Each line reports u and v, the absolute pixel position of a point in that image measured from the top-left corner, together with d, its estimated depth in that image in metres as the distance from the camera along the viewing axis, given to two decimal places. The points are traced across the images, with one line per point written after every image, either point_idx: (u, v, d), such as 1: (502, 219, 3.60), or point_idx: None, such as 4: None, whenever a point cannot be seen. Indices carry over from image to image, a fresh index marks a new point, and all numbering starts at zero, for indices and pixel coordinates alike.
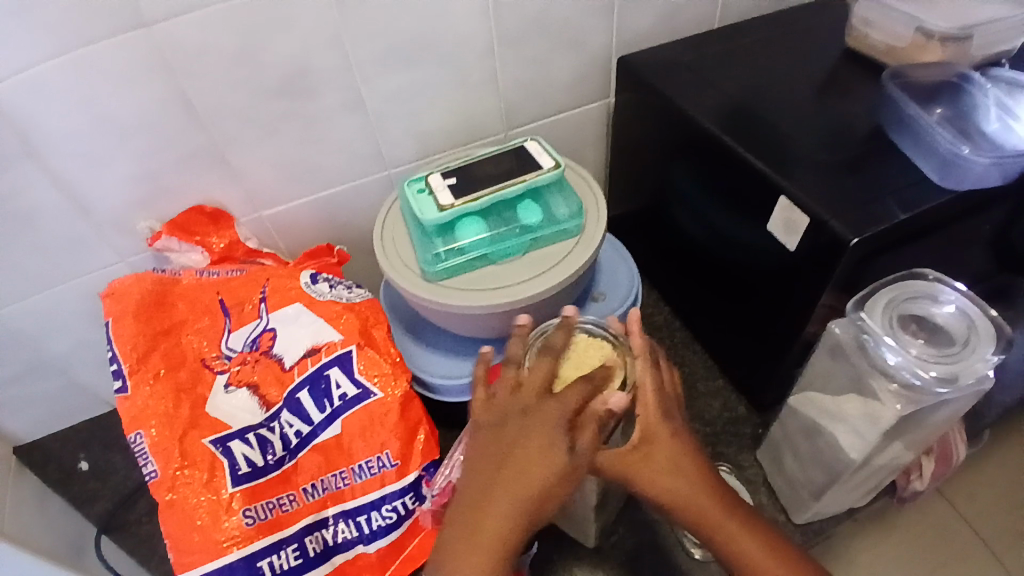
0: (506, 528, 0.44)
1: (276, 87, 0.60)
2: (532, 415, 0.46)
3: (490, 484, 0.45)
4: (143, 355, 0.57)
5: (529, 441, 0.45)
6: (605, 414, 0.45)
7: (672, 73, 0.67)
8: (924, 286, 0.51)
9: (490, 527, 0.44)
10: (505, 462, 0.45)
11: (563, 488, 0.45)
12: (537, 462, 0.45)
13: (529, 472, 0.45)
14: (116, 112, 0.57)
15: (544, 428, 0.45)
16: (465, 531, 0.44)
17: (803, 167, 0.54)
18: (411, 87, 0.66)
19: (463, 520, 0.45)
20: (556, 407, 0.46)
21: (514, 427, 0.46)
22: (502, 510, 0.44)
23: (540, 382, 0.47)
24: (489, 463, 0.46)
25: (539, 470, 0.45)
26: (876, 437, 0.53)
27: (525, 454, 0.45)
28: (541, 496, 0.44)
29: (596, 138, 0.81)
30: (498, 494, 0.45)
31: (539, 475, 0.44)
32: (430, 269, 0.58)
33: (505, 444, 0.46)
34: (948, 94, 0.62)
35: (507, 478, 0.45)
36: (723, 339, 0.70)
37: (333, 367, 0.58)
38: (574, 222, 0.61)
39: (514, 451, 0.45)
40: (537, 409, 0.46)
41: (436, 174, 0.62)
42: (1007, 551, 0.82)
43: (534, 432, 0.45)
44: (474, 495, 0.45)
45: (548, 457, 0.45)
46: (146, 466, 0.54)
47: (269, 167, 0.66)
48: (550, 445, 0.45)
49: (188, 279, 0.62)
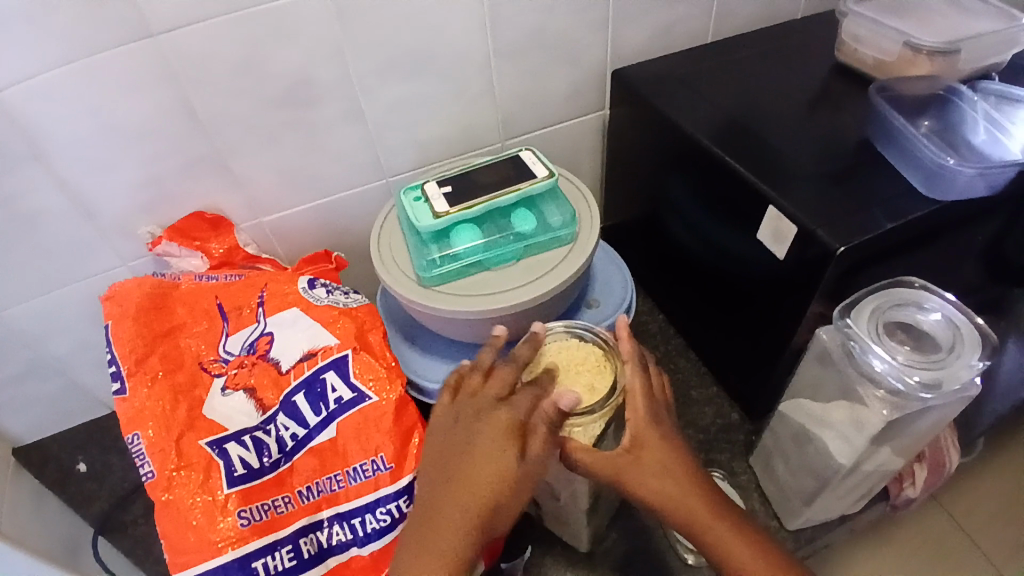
0: (459, 538, 0.44)
1: (278, 96, 0.61)
2: (483, 423, 0.47)
3: (442, 493, 0.45)
4: (142, 357, 0.58)
5: (479, 448, 0.46)
6: (554, 414, 0.46)
7: (666, 86, 0.69)
8: (910, 293, 0.52)
9: (442, 536, 0.44)
10: (457, 470, 0.45)
11: (516, 497, 0.45)
12: (487, 470, 0.45)
13: (478, 480, 0.44)
14: (122, 119, 0.58)
15: (494, 432, 0.46)
16: (417, 541, 0.44)
17: (793, 177, 0.55)
18: (410, 97, 0.67)
19: (418, 528, 0.45)
20: (506, 414, 0.47)
21: (466, 436, 0.47)
22: (456, 520, 0.44)
23: (498, 389, 0.49)
24: (443, 470, 0.46)
25: (488, 475, 0.44)
26: (863, 443, 0.54)
27: (475, 460, 0.45)
28: (494, 503, 0.44)
29: (593, 148, 0.82)
30: (450, 503, 0.44)
31: (489, 483, 0.44)
32: (425, 275, 0.59)
33: (457, 451, 0.46)
34: (937, 107, 0.63)
35: (457, 487, 0.45)
36: (716, 347, 0.71)
37: (329, 371, 0.59)
38: (568, 230, 0.61)
39: (466, 457, 0.46)
40: (489, 417, 0.47)
41: (432, 182, 0.63)
42: (1003, 564, 0.82)
43: (484, 439, 0.46)
44: (428, 504, 0.45)
45: (497, 465, 0.45)
46: (143, 467, 0.55)
47: (270, 175, 0.67)
48: (501, 452, 0.45)
49: (187, 284, 0.63)
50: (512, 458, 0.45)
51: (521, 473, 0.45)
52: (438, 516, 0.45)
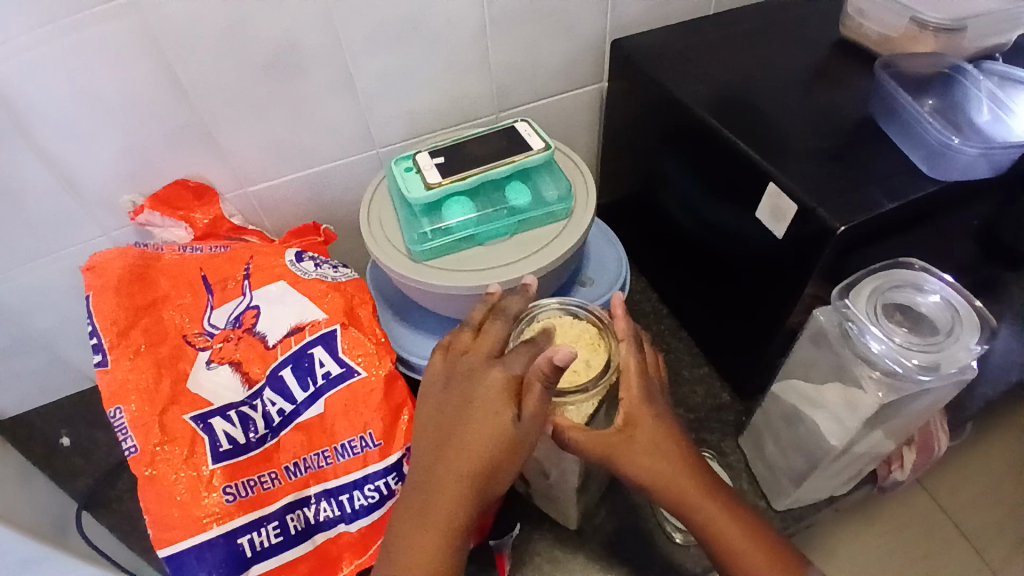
0: (452, 503, 0.42)
1: (264, 63, 0.59)
2: (476, 384, 0.44)
3: (436, 459, 0.43)
4: (124, 330, 0.56)
5: (471, 410, 0.43)
6: (548, 369, 0.43)
7: (665, 59, 0.67)
8: (909, 275, 0.51)
9: (440, 502, 0.43)
10: (449, 432, 0.44)
11: (511, 459, 0.43)
12: (480, 432, 0.43)
13: (469, 445, 0.43)
14: (103, 87, 0.55)
15: (488, 392, 0.44)
16: (416, 506, 0.43)
17: (795, 155, 0.54)
18: (401, 66, 0.65)
19: (416, 494, 0.44)
20: (500, 373, 0.44)
21: (459, 397, 0.44)
22: (448, 487, 0.43)
23: (490, 346, 0.46)
24: (437, 434, 0.44)
25: (484, 437, 0.42)
26: (855, 425, 0.54)
27: (470, 423, 0.43)
28: (488, 467, 0.42)
29: (589, 122, 0.80)
30: (443, 468, 0.43)
31: (483, 445, 0.43)
32: (416, 248, 0.58)
33: (448, 412, 0.44)
34: (940, 85, 0.61)
35: (453, 452, 0.43)
36: (709, 327, 0.70)
37: (317, 346, 0.58)
38: (563, 205, 0.60)
39: (461, 421, 0.43)
40: (481, 377, 0.44)
41: (424, 153, 0.61)
42: (984, 543, 0.83)
43: (477, 400, 0.44)
44: (423, 469, 0.44)
45: (494, 427, 0.43)
46: (125, 442, 0.53)
47: (256, 145, 0.65)
48: (494, 413, 0.43)
49: (170, 256, 0.61)
50: (508, 419, 0.43)
51: (518, 434, 0.43)
52: (431, 482, 0.43)
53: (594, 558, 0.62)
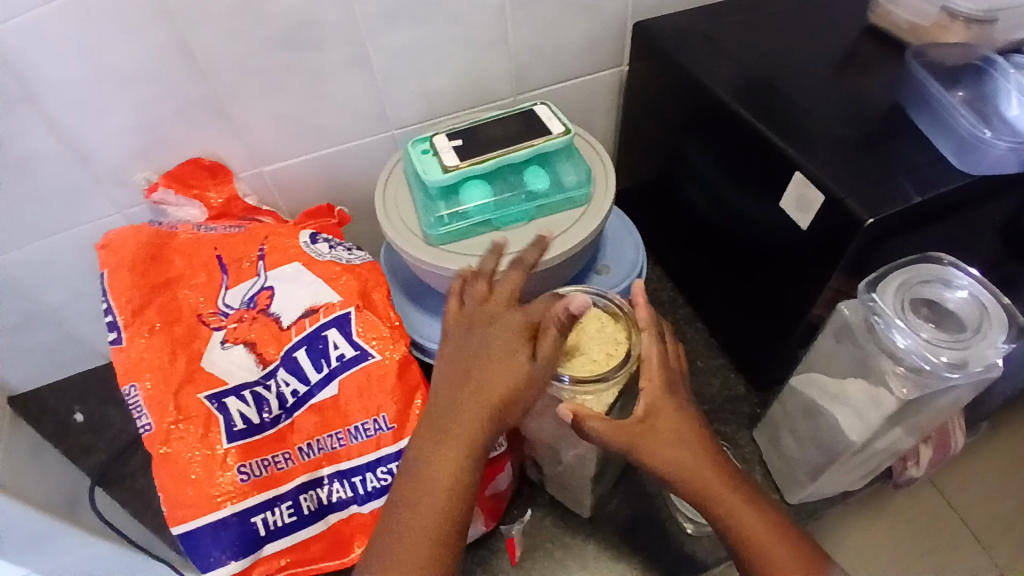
0: (470, 439, 0.43)
1: (279, 37, 0.58)
2: (497, 325, 0.45)
3: (454, 397, 0.44)
4: (139, 308, 0.56)
5: (492, 350, 0.44)
6: (564, 317, 0.46)
7: (688, 41, 0.65)
8: (937, 269, 0.50)
9: (456, 437, 0.43)
10: (468, 371, 0.44)
11: (527, 396, 0.44)
12: (499, 374, 0.43)
13: (489, 382, 0.43)
14: (117, 57, 0.55)
15: (509, 333, 0.45)
16: (429, 442, 0.43)
17: (822, 143, 0.52)
18: (419, 43, 0.63)
19: (432, 430, 0.43)
20: (519, 317, 0.46)
21: (476, 339, 0.45)
22: (468, 421, 0.43)
23: (508, 295, 0.47)
24: (455, 371, 0.44)
25: (504, 374, 0.43)
26: (876, 420, 0.53)
27: (489, 359, 0.44)
28: (506, 404, 0.43)
29: (608, 106, 0.79)
30: (462, 406, 0.43)
31: (502, 383, 0.43)
32: (432, 232, 0.57)
33: (466, 353, 0.45)
34: (970, 77, 0.59)
35: (472, 388, 0.43)
36: (727, 317, 0.70)
37: (332, 328, 0.57)
38: (582, 191, 0.59)
39: (480, 358, 0.44)
40: (499, 322, 0.45)
41: (441, 135, 0.60)
42: (993, 541, 0.82)
43: (497, 339, 0.44)
44: (438, 408, 0.44)
45: (512, 362, 0.44)
46: (140, 419, 0.54)
47: (270, 122, 0.64)
48: (514, 351, 0.44)
49: (184, 235, 0.61)
50: (528, 356, 0.44)
51: (533, 373, 0.44)
52: (449, 419, 0.43)
53: (605, 546, 0.62)
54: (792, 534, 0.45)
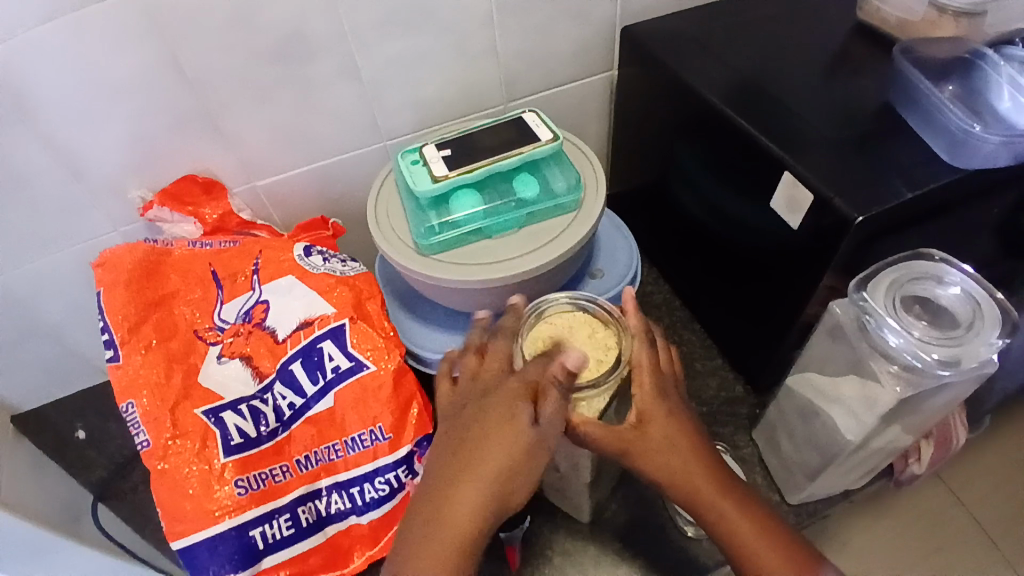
0: (464, 527, 0.41)
1: (269, 52, 0.58)
2: (490, 397, 0.44)
3: (448, 486, 0.42)
4: (135, 325, 0.56)
5: (485, 427, 0.43)
6: (562, 376, 0.44)
7: (677, 44, 0.65)
8: (929, 266, 0.50)
9: (455, 514, 0.41)
10: (461, 456, 0.43)
11: (529, 471, 0.43)
12: (499, 443, 0.42)
13: (483, 466, 0.42)
14: (108, 76, 0.55)
15: (506, 399, 0.43)
16: (427, 521, 0.42)
17: (810, 142, 0.52)
18: (408, 55, 0.64)
19: (429, 507, 0.42)
20: (515, 382, 0.44)
21: (470, 416, 0.44)
22: (464, 500, 0.41)
23: (500, 364, 0.46)
24: (452, 445, 0.43)
25: (503, 444, 0.42)
26: (872, 420, 0.52)
27: (487, 429, 0.43)
28: (503, 487, 0.42)
29: (599, 110, 0.79)
30: (457, 493, 0.42)
31: (497, 463, 0.42)
32: (423, 242, 0.57)
33: (460, 432, 0.44)
34: (960, 72, 0.59)
35: (470, 462, 0.42)
36: (723, 319, 0.69)
37: (326, 340, 0.58)
38: (572, 197, 0.59)
39: (477, 429, 0.43)
40: (495, 391, 0.44)
41: (431, 145, 0.60)
42: (1004, 537, 0.82)
43: (494, 406, 0.43)
44: (433, 494, 0.42)
45: (511, 430, 0.42)
46: (138, 436, 0.54)
47: (262, 137, 0.65)
48: (512, 418, 0.43)
49: (180, 251, 0.61)
50: (524, 429, 0.42)
51: (535, 439, 0.43)
52: (442, 509, 0.42)
53: (604, 551, 0.62)
54: (787, 539, 0.44)
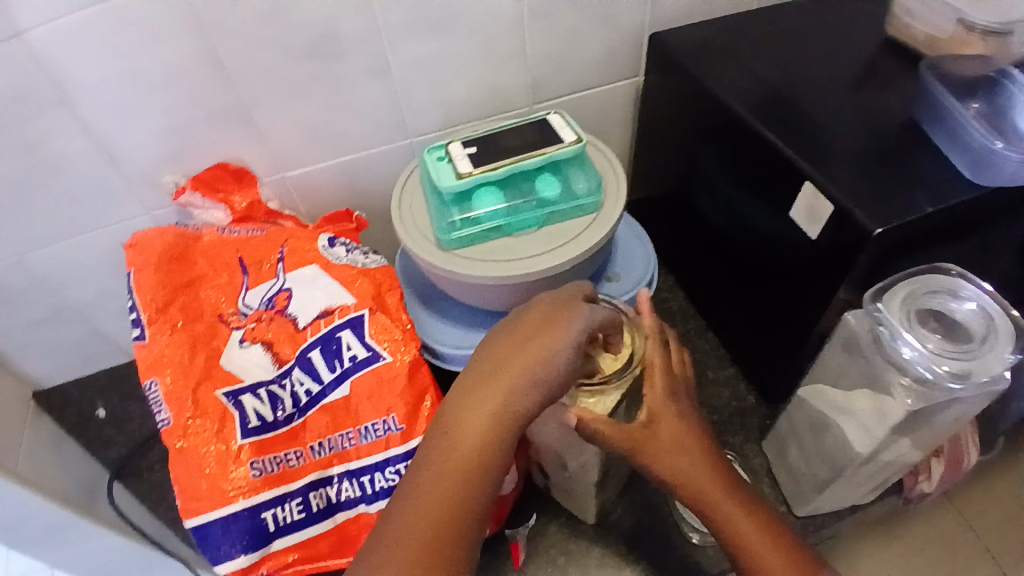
0: (474, 446, 0.41)
1: (303, 48, 0.60)
2: (523, 325, 0.44)
3: (465, 407, 0.42)
4: (162, 306, 0.58)
5: (510, 352, 0.43)
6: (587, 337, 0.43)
7: (704, 54, 0.66)
8: (945, 280, 0.50)
9: (494, 397, 0.41)
10: (482, 380, 0.42)
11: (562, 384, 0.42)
12: (550, 345, 0.42)
13: (499, 389, 0.41)
14: (152, 64, 0.57)
15: (571, 316, 0.43)
16: (468, 400, 0.42)
17: (831, 155, 0.53)
18: (439, 55, 0.65)
19: (473, 389, 0.42)
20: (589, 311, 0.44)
21: (531, 323, 0.44)
22: (505, 390, 0.41)
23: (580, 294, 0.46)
24: (513, 338, 0.43)
25: (553, 346, 0.42)
26: (883, 433, 0.53)
27: (548, 330, 0.43)
28: (535, 394, 0.41)
29: (623, 117, 0.80)
30: (485, 395, 0.42)
31: (535, 369, 0.41)
32: (444, 238, 0.58)
33: (523, 330, 0.44)
34: (987, 88, 0.59)
35: (522, 353, 0.42)
36: (739, 329, 0.70)
37: (345, 329, 0.59)
38: (593, 199, 0.60)
39: (540, 328, 0.43)
40: (569, 307, 0.44)
41: (456, 143, 0.62)
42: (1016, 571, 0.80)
43: (559, 316, 0.43)
44: (477, 383, 0.42)
45: (564, 341, 0.42)
46: (159, 413, 0.56)
47: (294, 129, 0.66)
48: (569, 331, 0.42)
49: (209, 236, 0.64)
50: (548, 358, 0.42)
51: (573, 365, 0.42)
52: (456, 428, 0.42)
53: (609, 552, 0.62)
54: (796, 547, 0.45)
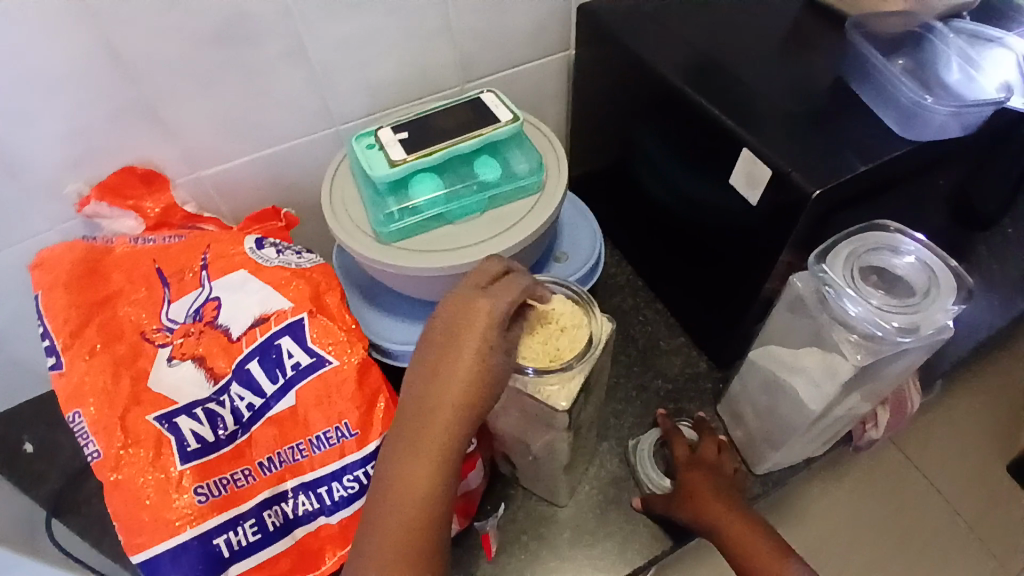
0: (425, 484, 0.38)
1: (210, 34, 0.55)
2: (437, 335, 0.41)
3: (402, 449, 0.39)
4: (77, 329, 0.53)
5: (435, 373, 0.40)
6: (501, 317, 0.41)
7: (632, 22, 0.65)
8: (883, 236, 0.51)
9: (431, 425, 0.39)
10: (414, 415, 0.39)
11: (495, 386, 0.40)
12: (471, 351, 0.40)
13: (435, 419, 0.39)
14: (36, 64, 0.51)
15: (483, 313, 0.41)
16: (405, 432, 0.39)
17: (767, 119, 0.53)
18: (360, 36, 0.61)
19: (409, 421, 0.39)
20: (497, 300, 0.42)
21: (445, 331, 0.41)
22: (441, 415, 0.39)
23: (483, 280, 0.44)
24: (433, 354, 0.41)
25: (474, 353, 0.40)
26: (833, 388, 0.53)
27: (465, 336, 0.40)
28: (471, 407, 0.39)
29: (557, 91, 0.78)
30: (424, 423, 0.39)
31: (464, 380, 0.39)
32: (383, 230, 0.55)
33: (439, 343, 0.41)
34: (911, 45, 0.61)
35: (445, 369, 0.40)
36: (686, 298, 0.70)
37: (284, 336, 0.55)
38: (534, 178, 0.58)
39: (456, 336, 0.40)
40: (477, 302, 0.41)
41: (386, 128, 0.58)
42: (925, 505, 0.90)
43: (471, 317, 0.41)
44: (412, 412, 0.40)
45: (483, 342, 0.40)
46: (87, 446, 0.51)
47: (207, 125, 0.61)
48: (487, 331, 0.40)
49: (121, 247, 0.58)
50: (479, 364, 0.40)
51: (501, 363, 0.41)
52: (399, 471, 0.38)
53: (580, 533, 0.61)
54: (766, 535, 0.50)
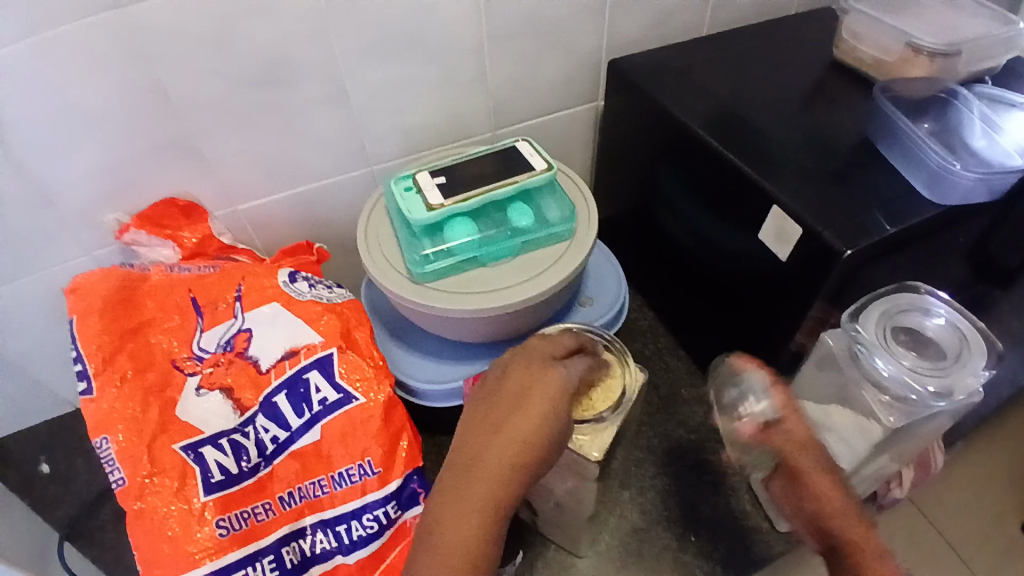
0: (471, 538, 0.40)
1: (256, 76, 0.57)
2: (501, 396, 0.45)
3: (454, 496, 0.41)
4: (110, 356, 0.54)
5: (495, 432, 0.43)
6: (566, 386, 0.45)
7: (661, 77, 0.67)
8: (914, 298, 0.52)
9: (485, 482, 0.41)
10: (469, 469, 0.42)
11: (549, 454, 0.43)
12: (534, 416, 0.43)
13: (491, 477, 0.41)
14: (84, 100, 0.53)
15: (551, 384, 0.44)
16: (457, 485, 0.42)
17: (795, 177, 0.54)
18: (400, 81, 0.64)
19: (463, 473, 0.42)
20: (561, 373, 0.45)
21: (509, 396, 0.44)
22: (496, 475, 0.41)
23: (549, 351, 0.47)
24: (494, 413, 0.44)
25: (536, 418, 0.43)
26: (865, 448, 0.53)
27: (530, 401, 0.43)
28: (526, 472, 0.42)
29: (584, 139, 0.80)
30: (477, 481, 0.41)
31: (524, 445, 0.42)
32: (417, 271, 0.56)
33: (503, 403, 0.44)
34: (936, 109, 0.62)
35: (506, 429, 0.43)
36: (709, 348, 0.70)
37: (312, 370, 0.56)
38: (566, 226, 0.59)
39: (521, 398, 0.44)
40: (545, 372, 0.45)
41: (424, 173, 0.60)
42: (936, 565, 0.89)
43: (537, 385, 0.44)
44: (466, 467, 0.42)
45: (547, 410, 0.43)
46: (112, 474, 0.51)
47: (246, 161, 0.63)
48: (553, 399, 0.44)
49: (157, 276, 0.59)
50: (539, 431, 0.42)
51: (560, 433, 0.43)
52: (446, 520, 0.41)
53: None
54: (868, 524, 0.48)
